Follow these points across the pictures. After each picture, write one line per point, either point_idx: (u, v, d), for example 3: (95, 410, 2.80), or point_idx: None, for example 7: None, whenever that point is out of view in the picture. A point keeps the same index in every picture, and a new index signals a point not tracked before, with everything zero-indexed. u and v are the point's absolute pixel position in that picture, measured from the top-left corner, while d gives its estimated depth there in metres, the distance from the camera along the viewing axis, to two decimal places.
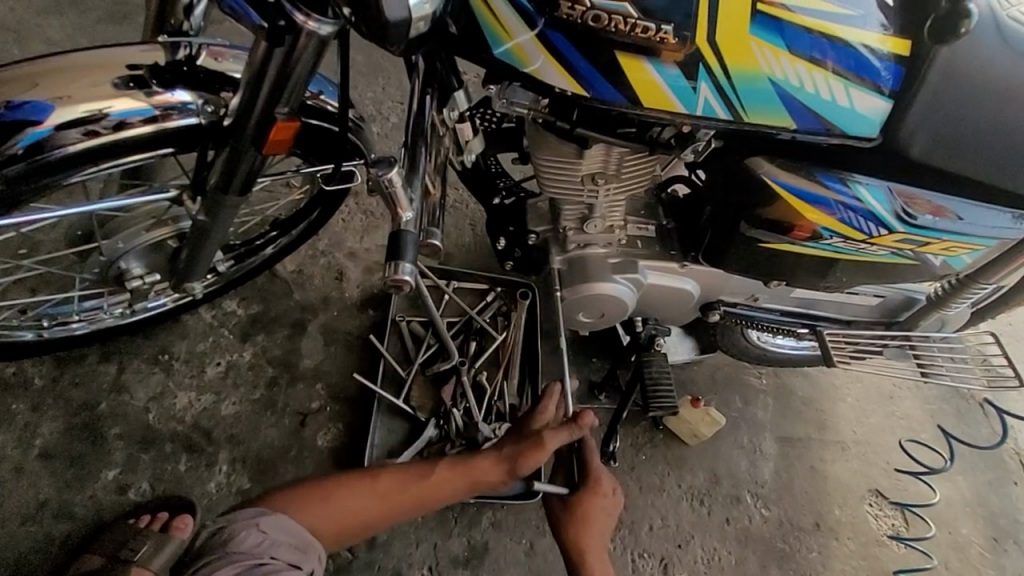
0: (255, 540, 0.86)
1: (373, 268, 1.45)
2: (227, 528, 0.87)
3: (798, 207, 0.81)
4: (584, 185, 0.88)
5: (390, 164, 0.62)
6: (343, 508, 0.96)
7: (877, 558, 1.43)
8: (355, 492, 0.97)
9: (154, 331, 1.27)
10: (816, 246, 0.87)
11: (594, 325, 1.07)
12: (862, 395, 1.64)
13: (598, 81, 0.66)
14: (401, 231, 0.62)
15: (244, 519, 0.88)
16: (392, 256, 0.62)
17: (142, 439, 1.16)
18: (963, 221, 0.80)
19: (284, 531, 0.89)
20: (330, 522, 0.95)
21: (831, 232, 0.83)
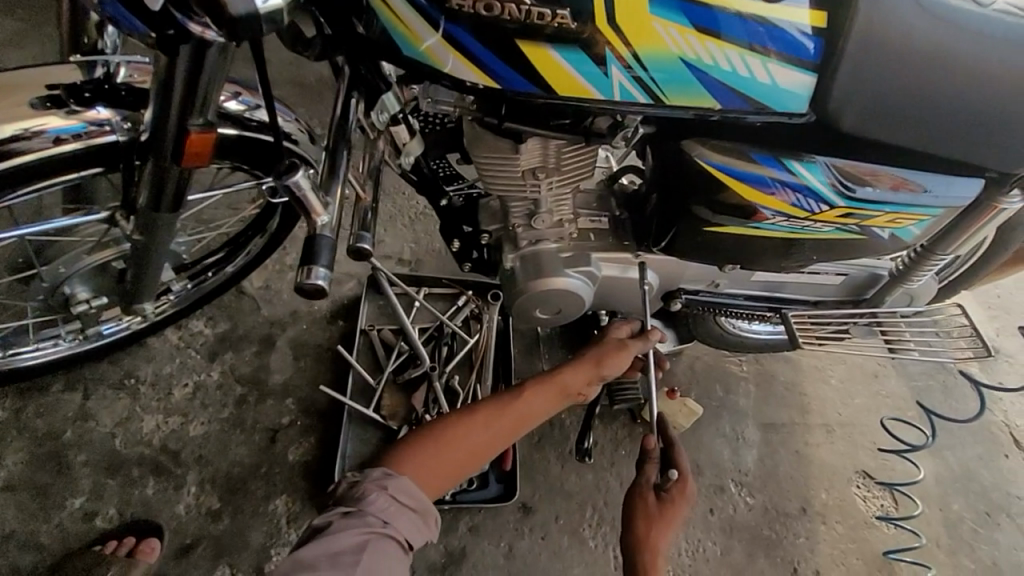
0: (384, 503, 0.75)
1: (341, 279, 1.45)
2: (360, 483, 0.77)
3: (737, 187, 0.82)
4: (525, 180, 0.88)
5: (296, 167, 0.60)
6: (451, 448, 0.86)
7: (866, 540, 1.40)
8: (464, 432, 0.88)
9: (119, 356, 1.26)
10: (761, 227, 0.89)
11: (552, 321, 1.05)
12: (846, 376, 1.63)
13: (507, 73, 0.66)
14: (314, 235, 0.59)
15: (373, 477, 0.78)
16: (305, 263, 0.60)
17: (109, 465, 1.15)
18: (899, 192, 0.82)
19: (409, 494, 0.77)
20: (439, 467, 0.84)
21: (772, 212, 0.85)
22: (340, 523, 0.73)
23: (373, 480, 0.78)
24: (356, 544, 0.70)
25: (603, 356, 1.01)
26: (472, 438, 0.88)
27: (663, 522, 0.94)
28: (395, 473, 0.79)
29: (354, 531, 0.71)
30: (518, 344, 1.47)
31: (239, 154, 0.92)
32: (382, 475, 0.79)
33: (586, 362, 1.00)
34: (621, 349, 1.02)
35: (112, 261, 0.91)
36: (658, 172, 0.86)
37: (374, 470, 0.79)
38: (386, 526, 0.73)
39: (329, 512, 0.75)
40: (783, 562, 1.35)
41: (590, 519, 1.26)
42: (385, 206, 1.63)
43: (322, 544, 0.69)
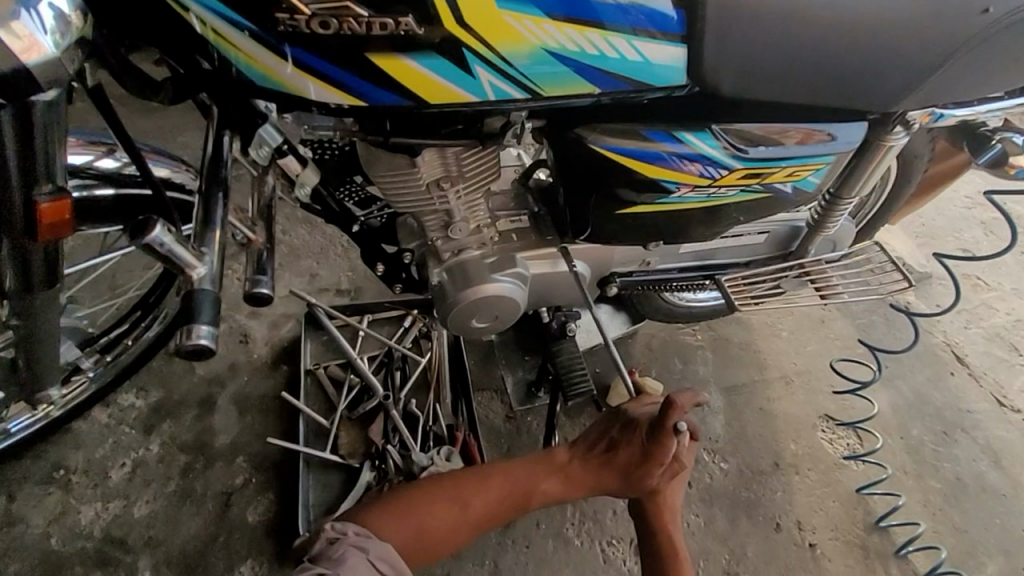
0: (362, 567, 0.74)
1: (278, 322, 1.40)
2: (336, 543, 0.77)
3: (637, 166, 0.84)
4: (431, 193, 0.86)
5: (151, 224, 0.58)
6: (428, 516, 0.90)
7: (839, 481, 1.43)
8: (446, 501, 0.92)
9: (43, 449, 1.17)
10: (669, 200, 0.90)
11: (491, 330, 1.02)
12: (796, 326, 1.68)
13: (368, 89, 0.66)
14: (193, 291, 0.61)
15: (351, 538, 0.78)
16: (184, 320, 0.60)
17: (48, 568, 1.06)
18: (792, 145, 0.86)
19: (386, 560, 0.77)
20: (421, 535, 0.88)
21: (675, 184, 0.87)
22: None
23: (351, 542, 0.78)
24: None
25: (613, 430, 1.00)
26: (449, 506, 0.91)
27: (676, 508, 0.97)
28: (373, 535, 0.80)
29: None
30: (472, 355, 1.44)
31: (123, 215, 0.91)
32: (359, 537, 0.79)
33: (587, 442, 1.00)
34: (639, 423, 0.98)
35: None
36: (562, 163, 0.86)
37: (356, 528, 0.81)
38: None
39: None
40: (765, 520, 1.36)
41: (572, 517, 1.25)
42: (316, 238, 1.58)
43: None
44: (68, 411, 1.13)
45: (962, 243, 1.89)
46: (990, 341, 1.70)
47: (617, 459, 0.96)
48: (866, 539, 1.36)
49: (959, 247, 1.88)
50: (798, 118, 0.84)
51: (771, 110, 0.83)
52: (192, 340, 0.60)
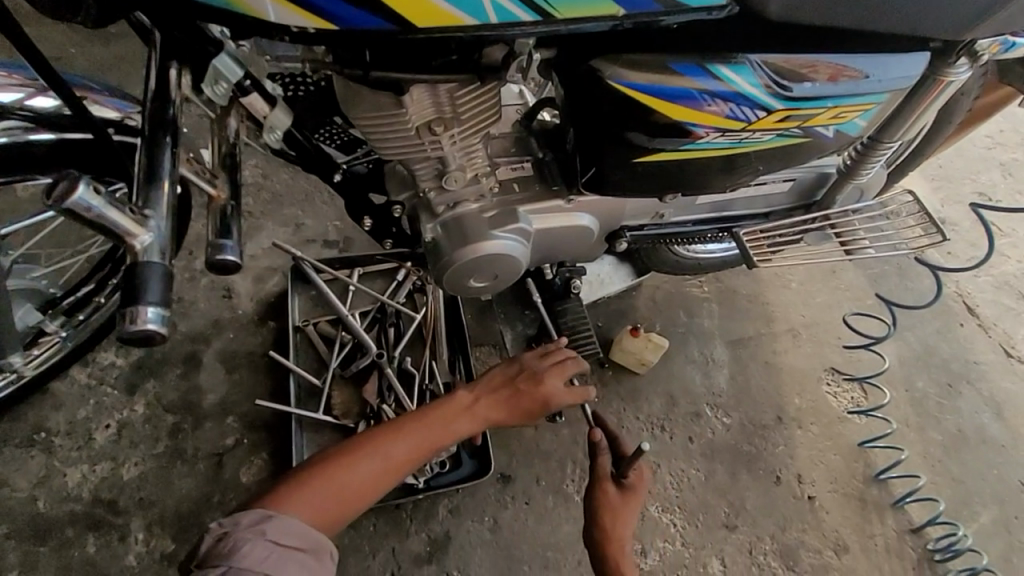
0: (264, 552, 0.68)
1: (263, 276, 1.31)
2: (228, 535, 0.68)
3: (659, 107, 0.73)
4: (422, 138, 0.75)
5: (75, 185, 0.50)
6: (342, 482, 0.80)
7: (842, 434, 1.41)
8: (359, 462, 0.82)
9: (22, 410, 1.12)
10: (694, 147, 0.80)
11: (490, 290, 0.94)
12: (806, 277, 1.61)
13: (344, 10, 0.55)
14: (135, 262, 0.53)
15: (245, 524, 0.70)
16: (128, 296, 0.53)
17: (37, 531, 1.04)
18: (820, 82, 0.76)
19: (294, 535, 0.72)
20: (333, 500, 0.79)
21: (702, 128, 0.77)
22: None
23: (246, 528, 0.70)
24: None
25: (517, 377, 0.98)
26: (366, 470, 0.82)
27: (615, 501, 0.96)
28: (272, 515, 0.72)
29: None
30: (469, 310, 1.38)
31: (63, 164, 0.83)
32: (257, 521, 0.71)
33: (494, 388, 0.96)
34: (544, 374, 0.98)
35: None
36: (573, 103, 0.76)
37: (252, 511, 0.73)
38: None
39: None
40: (766, 473, 1.34)
41: (573, 474, 1.23)
42: (298, 184, 1.46)
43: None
44: (41, 374, 1.07)
45: (979, 186, 1.79)
46: (998, 289, 1.64)
47: (522, 408, 0.96)
48: (865, 491, 1.35)
49: (975, 190, 1.78)
50: (841, 49, 0.75)
51: (800, 40, 0.73)
52: (138, 326, 0.52)
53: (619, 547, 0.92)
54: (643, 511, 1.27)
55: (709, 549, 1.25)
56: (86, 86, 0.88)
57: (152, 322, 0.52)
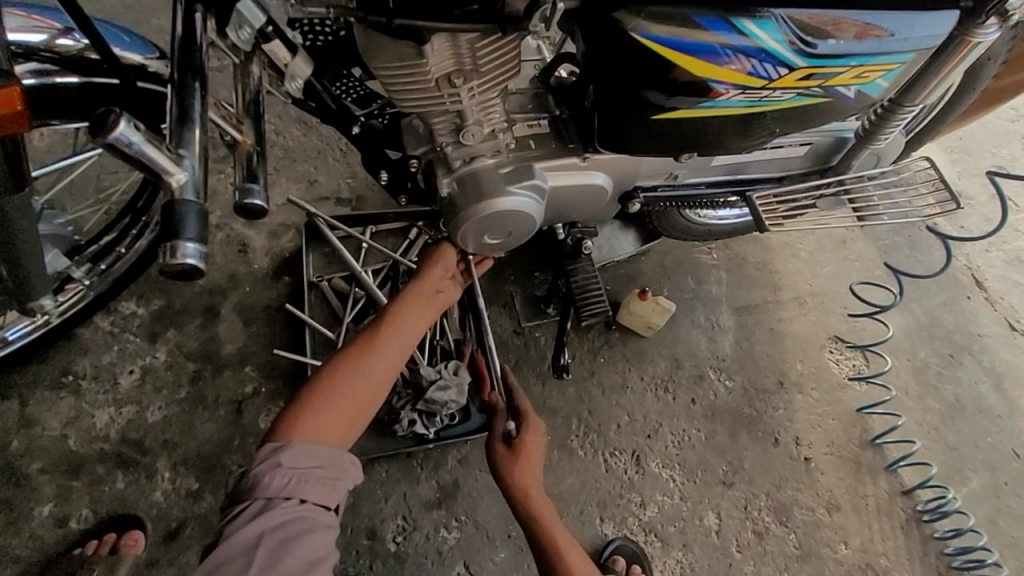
0: (282, 481, 0.71)
1: (277, 231, 1.33)
2: (249, 473, 0.73)
3: (682, 62, 0.73)
4: (441, 90, 0.75)
5: (115, 118, 0.51)
6: (340, 396, 0.80)
7: (841, 400, 1.44)
8: (347, 378, 0.81)
9: (50, 354, 1.16)
10: (714, 105, 0.80)
11: (504, 247, 0.95)
12: (815, 247, 1.62)
13: None
14: (174, 199, 0.55)
15: (261, 460, 0.73)
16: (167, 236, 0.54)
17: (70, 467, 1.09)
18: (849, 39, 0.75)
19: (307, 458, 0.74)
20: (340, 417, 0.79)
21: (725, 86, 0.77)
22: (242, 518, 0.69)
23: (261, 463, 0.73)
24: (271, 528, 0.68)
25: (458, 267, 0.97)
26: (354, 380, 0.81)
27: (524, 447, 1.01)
28: (283, 446, 0.73)
29: (250, 523, 0.68)
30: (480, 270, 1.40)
31: (90, 106, 0.85)
32: (269, 456, 0.73)
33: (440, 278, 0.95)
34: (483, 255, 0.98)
35: None
36: (593, 57, 0.76)
37: (261, 451, 0.74)
38: (291, 498, 0.71)
39: (229, 513, 0.71)
40: (765, 435, 1.38)
41: (577, 429, 1.31)
42: (311, 140, 1.46)
43: (225, 547, 0.67)
44: (64, 322, 1.11)
45: (999, 159, 1.76)
46: (1008, 265, 1.64)
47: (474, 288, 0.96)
48: (860, 455, 1.39)
49: (995, 162, 1.75)
50: (868, 6, 0.74)
51: None
52: (178, 260, 0.54)
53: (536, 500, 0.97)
54: (644, 467, 1.30)
55: (706, 503, 1.29)
56: (115, 28, 0.90)
57: (192, 255, 0.54)
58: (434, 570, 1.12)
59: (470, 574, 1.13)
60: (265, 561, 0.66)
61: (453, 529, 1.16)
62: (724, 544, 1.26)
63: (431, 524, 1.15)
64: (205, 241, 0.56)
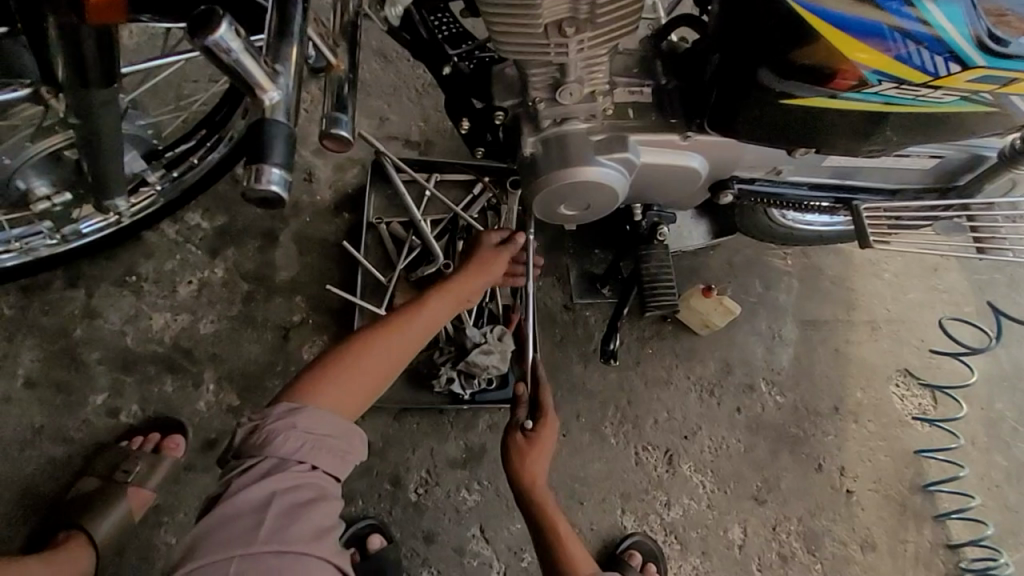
0: (295, 443, 0.71)
1: (343, 165, 1.31)
2: (261, 429, 0.72)
3: (843, 45, 0.70)
4: (549, 38, 0.68)
5: (217, 20, 0.47)
6: (355, 371, 0.81)
7: (898, 438, 1.34)
8: (369, 354, 0.82)
9: (118, 252, 1.19)
10: (860, 97, 0.77)
11: (579, 219, 0.90)
12: (902, 270, 1.48)
13: None
14: (264, 118, 0.52)
15: (274, 418, 0.73)
16: (251, 157, 0.51)
17: (124, 363, 1.14)
18: None
19: (318, 426, 0.73)
20: (354, 389, 0.79)
21: (880, 77, 0.73)
22: (251, 475, 0.69)
23: (275, 421, 0.73)
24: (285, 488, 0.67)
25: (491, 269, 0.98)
26: (374, 358, 0.82)
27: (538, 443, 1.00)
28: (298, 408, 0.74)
29: (259, 482, 0.67)
30: (540, 238, 1.34)
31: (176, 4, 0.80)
32: (284, 415, 0.73)
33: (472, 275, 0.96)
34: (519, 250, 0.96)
35: (63, 148, 0.87)
36: (743, 26, 0.72)
37: (275, 408, 0.74)
38: (305, 463, 0.70)
39: (237, 467, 0.70)
40: (808, 459, 1.30)
41: (612, 417, 1.27)
42: (387, 76, 1.41)
43: (234, 501, 0.66)
44: (133, 223, 1.12)
45: None
46: None
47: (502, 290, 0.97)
48: (907, 498, 1.30)
49: None
50: None
51: None
52: (261, 186, 0.51)
53: (552, 511, 0.94)
54: (675, 467, 1.26)
55: (732, 516, 1.24)
56: None
57: (276, 183, 0.51)
58: (450, 527, 1.13)
59: (485, 538, 1.13)
60: (275, 520, 0.65)
61: (474, 491, 1.15)
62: (744, 560, 1.22)
63: (454, 483, 1.16)
64: (289, 169, 0.53)
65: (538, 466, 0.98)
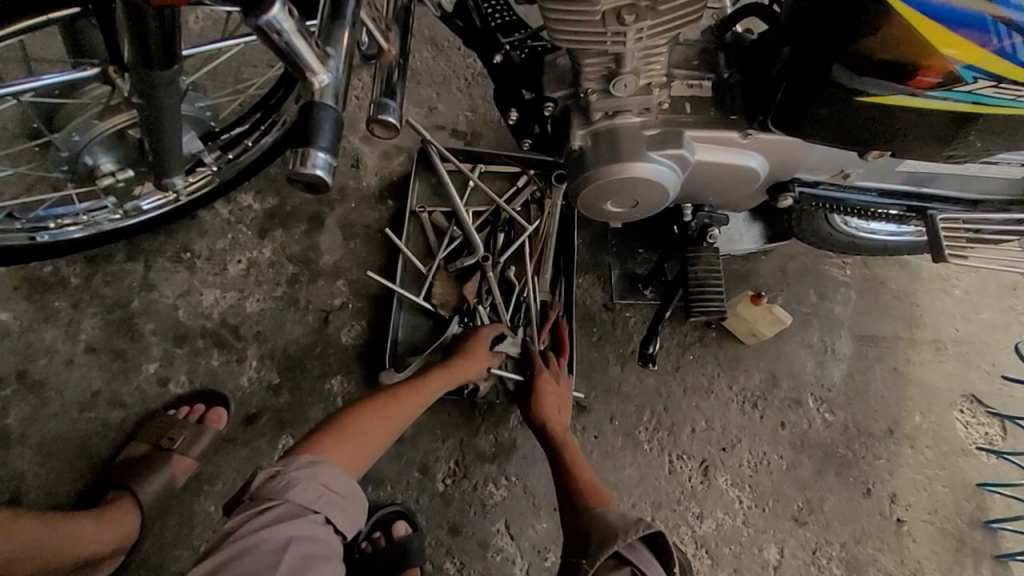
0: (313, 495, 0.80)
1: (390, 153, 1.32)
2: (281, 475, 0.81)
3: (941, 37, 0.65)
4: (606, 26, 0.65)
5: (269, 2, 0.48)
6: (357, 435, 0.91)
7: (959, 468, 1.25)
8: (373, 426, 0.93)
9: (175, 229, 1.24)
10: (949, 97, 0.72)
11: (625, 218, 0.87)
12: (975, 287, 1.37)
13: None
14: (312, 102, 0.52)
15: (294, 468, 0.82)
16: (298, 141, 0.51)
17: (176, 335, 1.19)
18: None
19: (330, 483, 0.82)
20: (354, 451, 0.89)
21: (977, 74, 0.68)
22: (269, 517, 0.77)
23: (295, 470, 0.82)
24: (299, 533, 0.76)
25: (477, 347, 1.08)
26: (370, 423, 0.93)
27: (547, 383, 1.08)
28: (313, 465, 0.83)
29: (278, 525, 0.76)
30: (582, 234, 1.31)
31: None
32: (303, 466, 0.83)
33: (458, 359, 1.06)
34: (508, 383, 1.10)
35: (127, 127, 0.91)
36: (821, 17, 0.67)
37: (298, 458, 0.84)
38: (317, 512, 0.79)
39: (255, 507, 0.78)
40: (856, 482, 1.23)
41: (647, 422, 1.23)
42: (438, 64, 1.40)
43: (251, 542, 0.74)
44: (189, 202, 1.17)
45: None
46: None
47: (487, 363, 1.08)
48: (965, 534, 1.21)
49: None
50: None
51: None
52: (307, 169, 0.51)
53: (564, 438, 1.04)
54: (710, 479, 1.21)
55: (769, 535, 1.19)
56: None
57: (321, 168, 0.51)
58: (475, 520, 1.13)
59: (509, 534, 1.13)
60: (288, 569, 0.73)
61: (501, 487, 1.15)
62: None
63: (481, 476, 1.15)
64: (334, 154, 0.52)
65: (552, 407, 1.06)
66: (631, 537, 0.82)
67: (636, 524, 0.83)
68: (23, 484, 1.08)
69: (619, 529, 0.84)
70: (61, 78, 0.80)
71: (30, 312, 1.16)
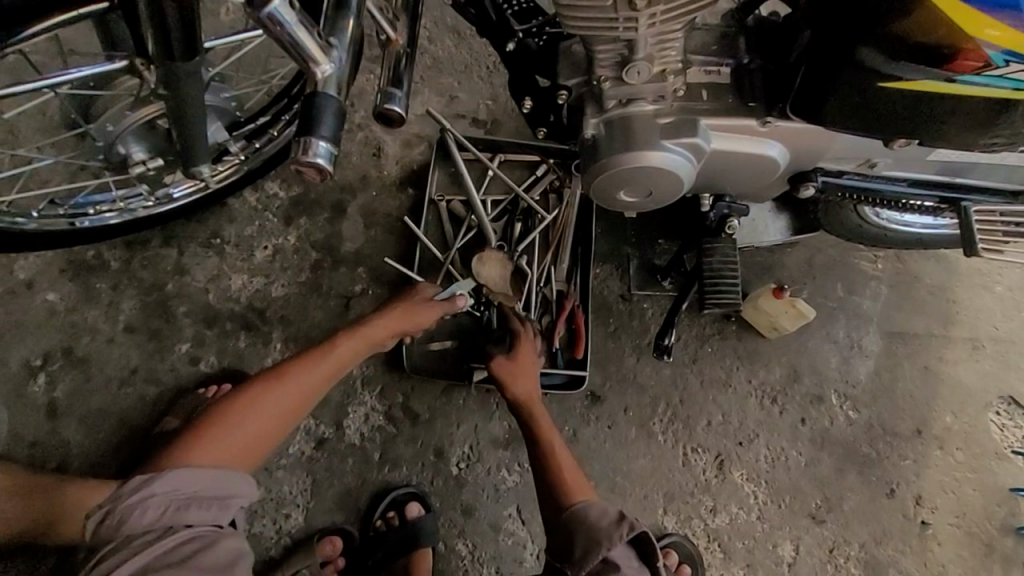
0: (157, 510, 0.74)
1: (411, 142, 1.34)
2: (111, 512, 0.74)
3: (972, 19, 0.61)
4: (618, 12, 0.64)
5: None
6: (231, 429, 0.83)
7: (991, 472, 1.20)
8: (241, 419, 0.84)
9: (205, 215, 1.29)
10: (979, 83, 0.68)
11: (638, 207, 0.86)
12: (1018, 285, 1.30)
13: None
14: (315, 93, 0.53)
15: (122, 500, 0.74)
16: (302, 130, 0.53)
17: (206, 317, 1.24)
18: None
19: (176, 490, 0.76)
20: (228, 447, 0.82)
21: (1010, 57, 0.65)
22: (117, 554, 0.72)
23: (123, 502, 0.75)
24: (162, 552, 0.72)
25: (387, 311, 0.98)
26: (245, 420, 0.84)
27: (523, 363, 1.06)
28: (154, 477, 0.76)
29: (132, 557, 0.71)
30: (601, 223, 1.30)
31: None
32: (138, 487, 0.75)
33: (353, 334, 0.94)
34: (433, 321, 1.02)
35: (157, 117, 0.95)
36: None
37: (130, 483, 0.76)
38: (174, 527, 0.74)
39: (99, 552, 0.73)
40: (879, 482, 1.19)
41: (663, 414, 1.22)
42: (460, 53, 1.41)
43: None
44: (218, 189, 1.21)
45: None
46: None
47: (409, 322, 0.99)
48: (996, 540, 1.16)
49: None
50: None
51: None
52: (309, 157, 0.53)
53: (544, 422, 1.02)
54: (725, 473, 1.20)
55: (785, 531, 1.17)
56: None
57: (322, 157, 0.53)
58: (488, 504, 1.15)
59: (521, 519, 1.14)
60: None
61: (514, 472, 1.17)
62: None
63: (495, 462, 1.17)
64: (336, 143, 0.54)
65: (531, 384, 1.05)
66: (615, 542, 0.85)
67: (620, 529, 0.85)
68: (68, 453, 1.15)
69: (604, 535, 0.86)
70: (93, 70, 0.85)
71: (74, 294, 1.23)
